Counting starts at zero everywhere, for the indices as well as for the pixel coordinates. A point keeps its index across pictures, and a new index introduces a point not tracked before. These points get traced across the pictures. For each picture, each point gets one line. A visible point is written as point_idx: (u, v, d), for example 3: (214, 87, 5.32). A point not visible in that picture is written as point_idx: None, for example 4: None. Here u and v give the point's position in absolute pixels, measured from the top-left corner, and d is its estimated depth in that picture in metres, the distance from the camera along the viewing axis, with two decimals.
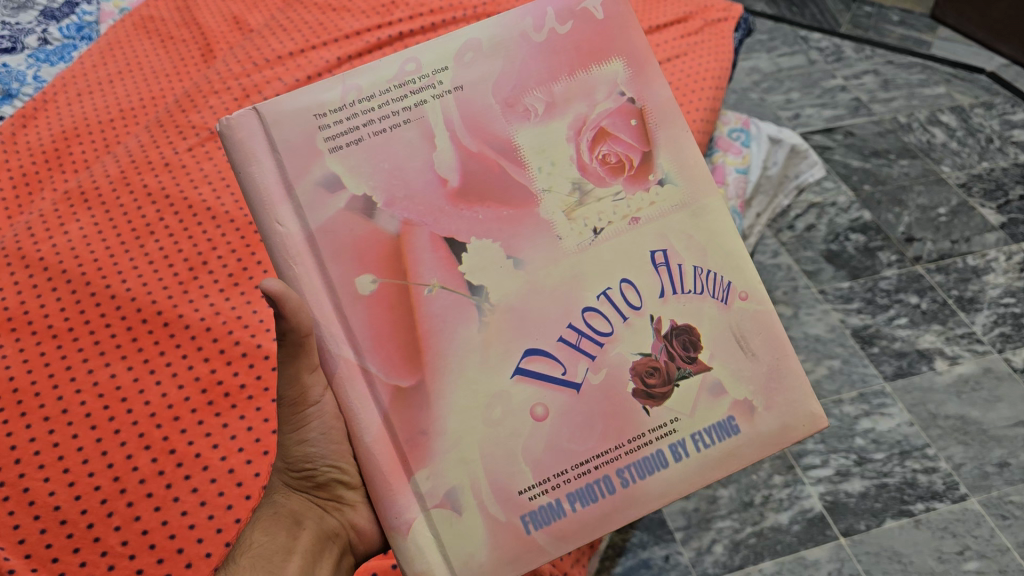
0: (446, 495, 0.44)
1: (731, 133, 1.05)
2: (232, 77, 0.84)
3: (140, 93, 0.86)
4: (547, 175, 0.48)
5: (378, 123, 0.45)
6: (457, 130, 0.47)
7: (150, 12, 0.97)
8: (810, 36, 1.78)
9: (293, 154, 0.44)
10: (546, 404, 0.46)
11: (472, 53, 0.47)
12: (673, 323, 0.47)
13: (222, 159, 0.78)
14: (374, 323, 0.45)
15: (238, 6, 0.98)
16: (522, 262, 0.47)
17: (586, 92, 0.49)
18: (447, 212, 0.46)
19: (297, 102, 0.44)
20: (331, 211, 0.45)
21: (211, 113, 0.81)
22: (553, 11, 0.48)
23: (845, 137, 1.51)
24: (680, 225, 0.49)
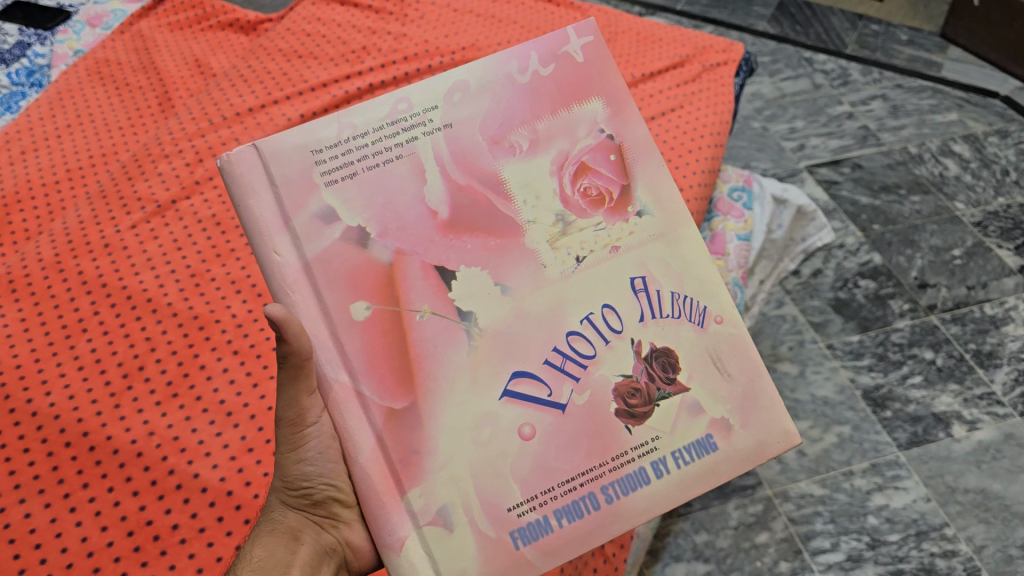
0: (438, 513, 0.46)
1: (731, 193, 1.08)
2: (185, 138, 0.91)
3: (89, 150, 0.93)
4: (532, 208, 0.51)
5: (372, 158, 0.48)
6: (447, 165, 0.50)
7: (105, 55, 1.07)
8: (814, 57, 1.87)
9: (291, 188, 0.47)
10: (533, 424, 0.48)
11: (460, 92, 0.50)
12: (652, 345, 0.51)
13: (169, 236, 0.82)
14: (369, 348, 0.48)
15: (199, 50, 1.08)
16: (509, 289, 0.49)
17: (568, 130, 0.52)
18: (437, 242, 0.49)
19: (293, 138, 0.47)
20: (327, 241, 0.48)
21: (159, 181, 0.87)
22: (536, 55, 0.52)
23: (853, 170, 1.57)
24: (658, 253, 0.52)
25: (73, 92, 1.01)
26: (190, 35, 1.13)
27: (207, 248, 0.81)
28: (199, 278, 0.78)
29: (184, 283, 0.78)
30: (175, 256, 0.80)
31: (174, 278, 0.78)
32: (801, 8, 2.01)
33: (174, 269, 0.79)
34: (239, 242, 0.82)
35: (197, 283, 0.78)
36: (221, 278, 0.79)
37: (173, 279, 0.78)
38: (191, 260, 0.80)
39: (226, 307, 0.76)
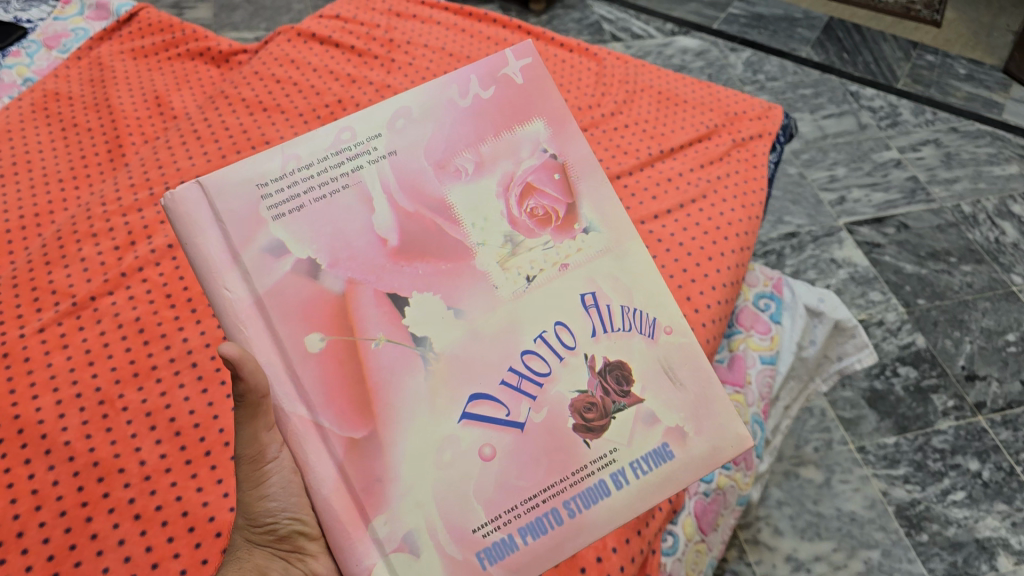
0: (404, 539, 0.47)
1: (759, 301, 1.02)
2: (119, 213, 0.88)
3: (24, 208, 0.91)
4: (480, 230, 0.52)
5: (319, 189, 0.49)
6: (394, 193, 0.51)
7: (55, 88, 1.08)
8: (861, 91, 1.84)
9: (237, 224, 0.47)
10: (493, 445, 0.49)
11: (403, 119, 0.52)
12: (606, 359, 0.52)
13: (87, 344, 0.76)
14: (325, 378, 0.48)
15: (161, 87, 1.08)
16: (462, 312, 0.50)
17: (512, 151, 0.54)
18: (389, 269, 0.50)
19: (238, 174, 0.48)
20: (278, 274, 0.48)
21: (76, 271, 0.83)
22: (476, 78, 0.54)
23: (898, 231, 1.53)
24: (607, 268, 0.54)
25: (15, 131, 1.00)
26: (155, 62, 1.14)
27: (124, 371, 0.74)
28: (109, 407, 0.72)
29: (90, 414, 0.71)
30: (84, 374, 0.74)
31: (78, 407, 0.72)
32: (849, 34, 2.00)
33: (81, 394, 0.72)
34: (163, 360, 0.76)
35: (100, 420, 0.71)
36: (132, 409, 0.72)
37: (78, 407, 0.72)
38: (101, 382, 0.73)
39: (135, 450, 0.69)
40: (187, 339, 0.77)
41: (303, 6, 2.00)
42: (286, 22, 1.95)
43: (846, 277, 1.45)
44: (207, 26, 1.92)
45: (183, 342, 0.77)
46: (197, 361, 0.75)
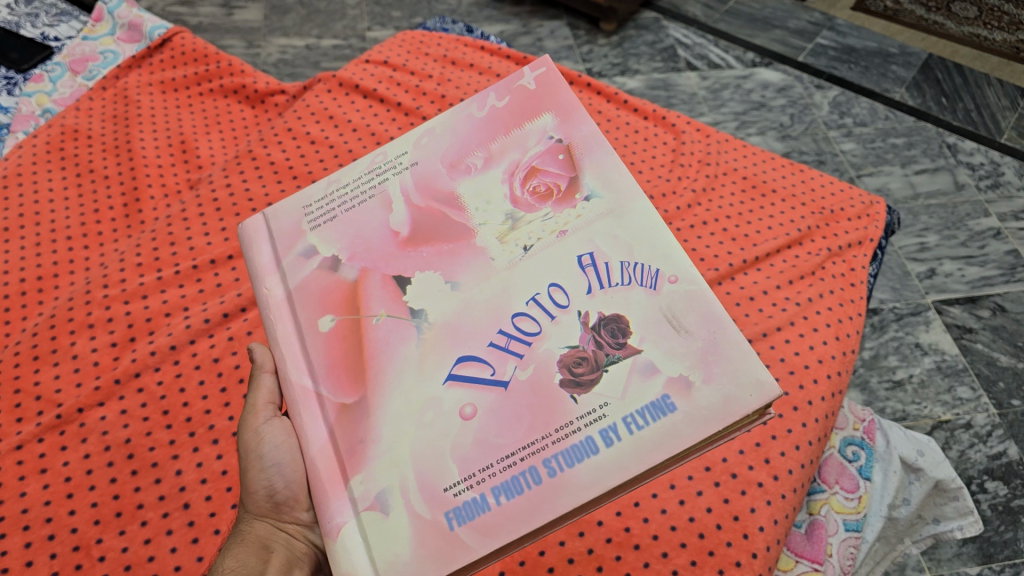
0: (376, 498, 0.48)
1: (846, 449, 0.98)
2: (120, 299, 0.94)
3: (32, 260, 1.02)
4: (483, 213, 0.57)
5: (349, 202, 0.59)
6: (412, 194, 0.59)
7: (76, 125, 1.19)
8: (958, 144, 1.73)
9: (284, 238, 0.59)
10: (475, 404, 0.49)
11: (427, 137, 0.62)
12: (600, 314, 0.51)
13: (66, 472, 0.81)
14: (329, 352, 0.54)
15: (186, 133, 1.20)
16: (457, 284, 0.54)
17: (519, 143, 0.60)
18: (397, 255, 0.56)
19: (293, 203, 0.61)
20: (307, 271, 0.57)
21: (60, 377, 0.89)
22: (493, 94, 0.63)
23: (993, 314, 1.43)
24: (606, 229, 0.54)
25: (28, 174, 1.11)
26: (186, 96, 1.28)
27: (106, 511, 0.79)
28: (83, 556, 0.76)
29: (62, 564, 0.75)
30: (61, 510, 0.79)
31: (49, 554, 0.76)
32: (949, 75, 1.86)
33: (54, 536, 0.77)
34: (151, 497, 0.79)
35: (71, 572, 0.75)
36: (108, 559, 0.76)
37: (48, 553, 0.76)
38: (79, 523, 0.78)
39: None
40: (180, 472, 0.81)
41: (358, 12, 2.02)
42: (339, 29, 1.97)
43: (932, 367, 1.36)
44: (258, 28, 1.95)
45: (176, 474, 0.81)
46: (190, 501, 0.79)
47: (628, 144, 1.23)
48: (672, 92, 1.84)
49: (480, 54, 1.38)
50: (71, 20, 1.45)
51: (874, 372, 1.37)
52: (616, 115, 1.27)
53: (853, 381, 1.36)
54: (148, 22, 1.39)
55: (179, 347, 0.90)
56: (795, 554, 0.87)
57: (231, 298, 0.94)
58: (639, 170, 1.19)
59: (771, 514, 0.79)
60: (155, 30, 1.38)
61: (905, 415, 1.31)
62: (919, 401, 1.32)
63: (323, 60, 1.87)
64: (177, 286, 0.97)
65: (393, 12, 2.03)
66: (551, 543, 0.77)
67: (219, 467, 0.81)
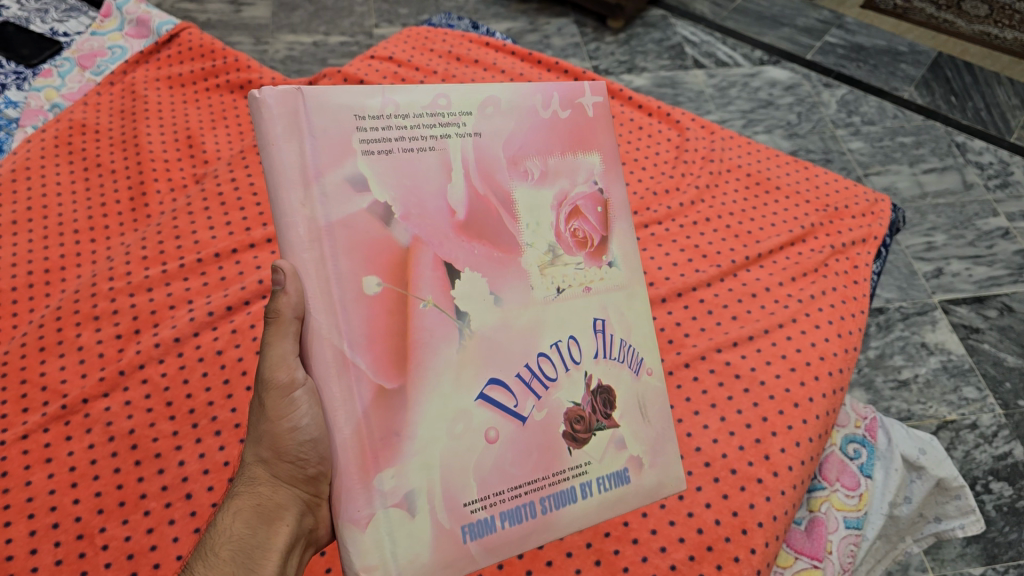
0: (405, 497, 0.48)
1: (847, 446, 0.97)
2: (126, 291, 0.94)
3: (38, 253, 1.01)
4: (532, 233, 0.55)
5: (408, 142, 0.50)
6: (471, 172, 0.52)
7: (83, 119, 1.19)
8: (967, 143, 1.72)
9: (329, 145, 0.47)
10: (499, 430, 0.51)
11: (492, 108, 0.54)
12: (599, 382, 0.56)
13: (70, 462, 0.81)
14: (371, 323, 0.48)
15: (192, 128, 1.20)
16: (501, 300, 0.52)
17: (571, 172, 0.58)
18: (451, 239, 0.51)
19: (341, 98, 0.47)
20: (354, 207, 0.48)
21: (65, 368, 0.88)
22: (559, 97, 0.57)
23: (1001, 314, 1.43)
24: (617, 301, 0.58)
25: (35, 167, 1.11)
26: (193, 91, 1.28)
27: (110, 500, 0.78)
28: (87, 545, 0.76)
29: (65, 553, 0.75)
30: (65, 499, 0.78)
31: (53, 542, 0.76)
32: (958, 74, 1.85)
33: (59, 525, 0.77)
34: (153, 487, 0.79)
35: (74, 561, 0.75)
36: (112, 547, 0.75)
37: (53, 541, 0.76)
38: (83, 512, 0.78)
39: None
40: (183, 462, 0.81)
41: (365, 9, 2.02)
42: (346, 26, 1.97)
43: (938, 366, 1.35)
44: (265, 25, 1.94)
45: (178, 465, 0.81)
46: (192, 491, 0.79)
47: (631, 141, 1.22)
48: (679, 90, 1.83)
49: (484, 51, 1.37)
50: (80, 16, 1.45)
51: (878, 371, 1.36)
52: (621, 112, 1.27)
53: (858, 380, 1.34)
54: (156, 18, 1.40)
55: (183, 339, 0.90)
56: (794, 551, 0.87)
57: (235, 291, 0.94)
58: (643, 166, 1.18)
59: (770, 511, 0.79)
60: (162, 27, 1.38)
61: (911, 415, 1.30)
62: (925, 401, 1.31)
63: (330, 57, 1.87)
64: (182, 279, 0.97)
65: (400, 9, 2.03)
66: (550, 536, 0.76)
67: (221, 459, 0.81)
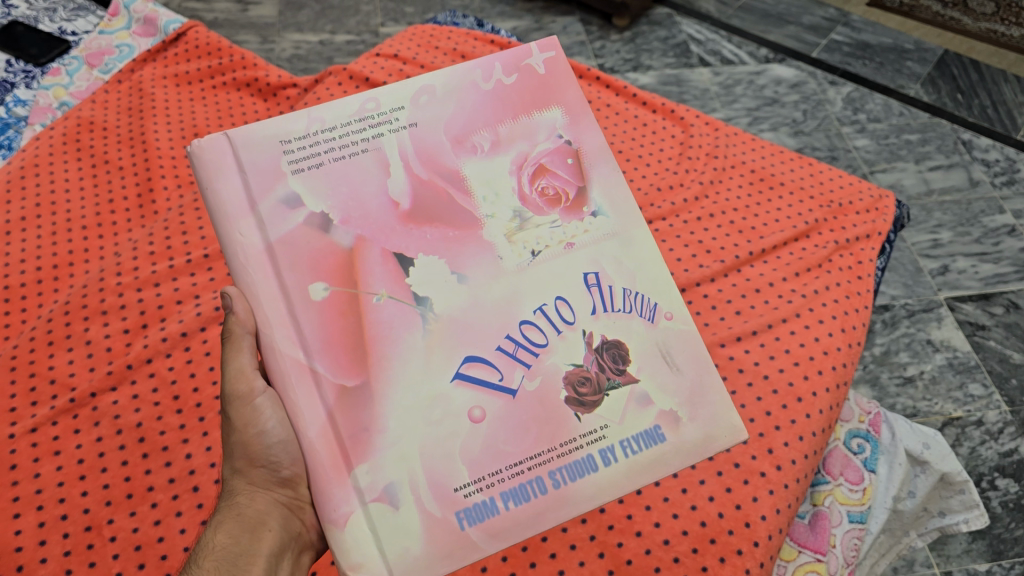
0: (384, 490, 0.51)
1: (851, 440, 0.98)
2: (133, 286, 0.95)
3: (46, 250, 1.02)
4: (491, 204, 0.58)
5: (339, 150, 0.54)
6: (411, 161, 0.56)
7: (91, 117, 1.20)
8: (973, 141, 1.71)
9: (258, 174, 0.53)
10: (483, 408, 0.53)
11: (426, 96, 0.57)
12: (603, 338, 0.57)
13: (78, 455, 0.82)
14: (325, 326, 0.53)
15: (199, 125, 1.21)
16: (465, 277, 0.55)
17: (528, 134, 0.60)
18: (398, 231, 0.55)
19: (263, 132, 0.53)
20: (291, 225, 0.53)
21: (74, 362, 0.89)
22: (501, 66, 0.60)
23: (1007, 311, 1.43)
24: (612, 251, 0.59)
25: (44, 165, 1.12)
26: (200, 89, 1.29)
27: (117, 493, 0.79)
28: (95, 536, 0.76)
29: (74, 544, 0.76)
30: (73, 491, 0.79)
31: (61, 533, 0.76)
32: (964, 71, 1.85)
33: (67, 516, 0.77)
34: (161, 480, 0.80)
35: (83, 552, 0.76)
36: (120, 539, 0.76)
37: (62, 532, 0.77)
38: (91, 504, 0.78)
39: None
40: (190, 455, 0.82)
41: (371, 8, 2.03)
42: (352, 25, 1.97)
43: (943, 363, 1.35)
44: (272, 24, 1.95)
45: (185, 458, 0.81)
46: (199, 484, 0.79)
47: (636, 137, 1.22)
48: (684, 88, 1.83)
49: (490, 49, 1.38)
50: (88, 14, 1.46)
51: (884, 368, 1.36)
52: (625, 108, 1.27)
53: (863, 377, 1.35)
54: (163, 17, 1.40)
55: (190, 334, 0.91)
56: (798, 545, 0.87)
57: None
58: (647, 163, 1.18)
59: (773, 504, 0.79)
60: (170, 25, 1.39)
61: (916, 411, 1.30)
62: (930, 398, 1.31)
63: (336, 56, 1.87)
64: (188, 274, 0.98)
65: (407, 8, 2.03)
66: (553, 529, 0.77)
67: None
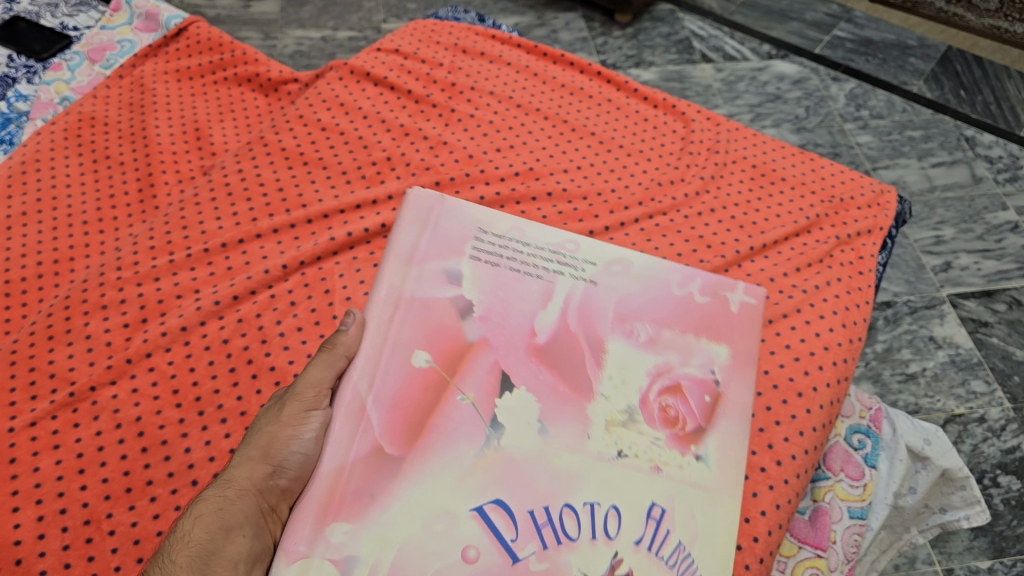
0: (345, 559, 0.55)
1: (851, 436, 0.97)
2: (134, 281, 0.95)
3: (47, 245, 1.02)
4: (613, 387, 0.66)
5: (516, 263, 0.72)
6: (568, 314, 0.70)
7: (92, 112, 1.20)
8: (977, 137, 1.71)
9: (442, 246, 0.72)
10: (478, 552, 0.56)
11: (618, 268, 0.74)
12: (627, 570, 0.56)
13: (77, 450, 0.81)
14: (407, 391, 0.64)
15: (200, 120, 1.20)
16: (546, 432, 0.62)
17: (684, 353, 0.69)
18: (517, 353, 0.67)
19: (471, 221, 0.74)
20: (439, 294, 0.69)
21: (74, 358, 0.89)
22: (701, 286, 0.74)
23: (1009, 307, 1.42)
24: (691, 501, 0.60)
25: (46, 160, 1.12)
26: (201, 84, 1.28)
27: (116, 487, 0.79)
28: (95, 530, 0.76)
29: (73, 538, 0.76)
30: (72, 485, 0.79)
31: (61, 527, 0.76)
32: (968, 68, 1.85)
33: (66, 510, 0.77)
34: (160, 474, 0.80)
35: (82, 546, 0.75)
36: (119, 532, 0.76)
37: (61, 525, 0.76)
38: (90, 498, 0.78)
39: None
40: (189, 450, 0.81)
41: (373, 4, 2.02)
42: (354, 21, 1.97)
43: (946, 360, 1.35)
44: (274, 20, 1.95)
45: (185, 452, 0.81)
46: (199, 478, 0.79)
47: (636, 133, 1.22)
48: (686, 84, 1.83)
49: (490, 43, 1.37)
50: (90, 9, 1.46)
51: (886, 365, 1.35)
52: (626, 104, 1.27)
53: (865, 373, 1.34)
54: (165, 12, 1.40)
55: (190, 328, 0.90)
56: (798, 541, 0.87)
57: (241, 280, 0.94)
58: (648, 157, 1.17)
59: (773, 500, 0.79)
60: (171, 20, 1.38)
61: (918, 408, 1.29)
62: (933, 395, 1.31)
63: (338, 52, 1.87)
64: (188, 269, 0.97)
65: (409, 5, 2.03)
66: None
67: (228, 446, 0.82)
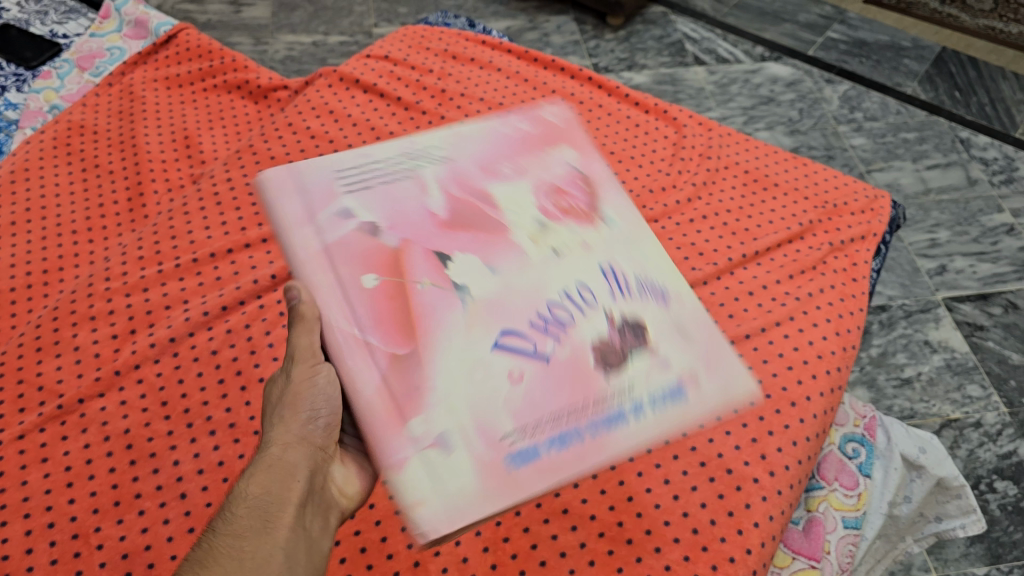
0: (438, 437, 0.53)
1: (846, 445, 0.96)
2: (122, 291, 0.94)
3: (36, 254, 1.00)
4: (527, 232, 0.67)
5: (386, 179, 0.67)
6: (465, 195, 0.69)
7: (81, 120, 1.19)
8: (971, 139, 1.70)
9: (321, 190, 0.63)
10: (521, 369, 0.57)
11: (467, 158, 0.73)
12: (621, 315, 0.62)
13: (65, 463, 0.80)
14: (377, 310, 0.57)
15: (190, 128, 1.19)
16: (498, 270, 0.62)
17: (574, 179, 0.73)
18: (444, 237, 0.63)
19: (318, 165, 0.66)
20: (346, 231, 0.61)
21: (63, 369, 0.88)
22: (522, 141, 0.76)
23: (1005, 310, 1.41)
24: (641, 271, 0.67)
25: (34, 169, 1.10)
26: (190, 92, 1.27)
27: (105, 500, 0.78)
28: (82, 545, 0.75)
29: (60, 554, 0.74)
30: (60, 499, 0.78)
31: (48, 542, 0.75)
32: (962, 69, 1.84)
33: (54, 524, 0.76)
34: (148, 488, 0.78)
35: (70, 560, 0.74)
36: (106, 547, 0.75)
37: (48, 540, 0.75)
38: (78, 512, 0.77)
39: None
40: (177, 463, 0.80)
41: (364, 9, 2.01)
42: (345, 26, 1.95)
43: (941, 364, 1.34)
44: (265, 26, 1.94)
45: (173, 465, 0.80)
46: (187, 491, 0.78)
47: (628, 138, 1.20)
48: (680, 87, 1.82)
49: (481, 49, 1.36)
50: (79, 17, 1.44)
51: (881, 369, 1.34)
52: (617, 109, 1.25)
53: (860, 378, 1.33)
54: (154, 19, 1.39)
55: (178, 339, 0.89)
56: (792, 552, 0.86)
57: (230, 290, 0.93)
58: (640, 163, 1.16)
59: (767, 510, 0.78)
60: (160, 28, 1.37)
61: (914, 413, 1.28)
62: (928, 399, 1.30)
63: (329, 58, 1.86)
64: (177, 279, 0.96)
65: (400, 9, 2.02)
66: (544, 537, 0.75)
67: (215, 459, 0.80)
